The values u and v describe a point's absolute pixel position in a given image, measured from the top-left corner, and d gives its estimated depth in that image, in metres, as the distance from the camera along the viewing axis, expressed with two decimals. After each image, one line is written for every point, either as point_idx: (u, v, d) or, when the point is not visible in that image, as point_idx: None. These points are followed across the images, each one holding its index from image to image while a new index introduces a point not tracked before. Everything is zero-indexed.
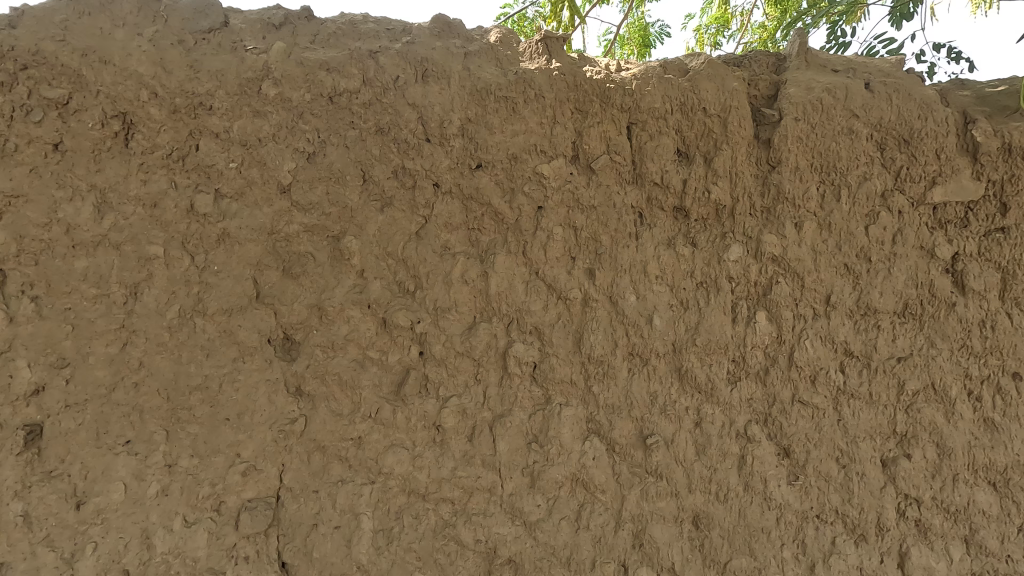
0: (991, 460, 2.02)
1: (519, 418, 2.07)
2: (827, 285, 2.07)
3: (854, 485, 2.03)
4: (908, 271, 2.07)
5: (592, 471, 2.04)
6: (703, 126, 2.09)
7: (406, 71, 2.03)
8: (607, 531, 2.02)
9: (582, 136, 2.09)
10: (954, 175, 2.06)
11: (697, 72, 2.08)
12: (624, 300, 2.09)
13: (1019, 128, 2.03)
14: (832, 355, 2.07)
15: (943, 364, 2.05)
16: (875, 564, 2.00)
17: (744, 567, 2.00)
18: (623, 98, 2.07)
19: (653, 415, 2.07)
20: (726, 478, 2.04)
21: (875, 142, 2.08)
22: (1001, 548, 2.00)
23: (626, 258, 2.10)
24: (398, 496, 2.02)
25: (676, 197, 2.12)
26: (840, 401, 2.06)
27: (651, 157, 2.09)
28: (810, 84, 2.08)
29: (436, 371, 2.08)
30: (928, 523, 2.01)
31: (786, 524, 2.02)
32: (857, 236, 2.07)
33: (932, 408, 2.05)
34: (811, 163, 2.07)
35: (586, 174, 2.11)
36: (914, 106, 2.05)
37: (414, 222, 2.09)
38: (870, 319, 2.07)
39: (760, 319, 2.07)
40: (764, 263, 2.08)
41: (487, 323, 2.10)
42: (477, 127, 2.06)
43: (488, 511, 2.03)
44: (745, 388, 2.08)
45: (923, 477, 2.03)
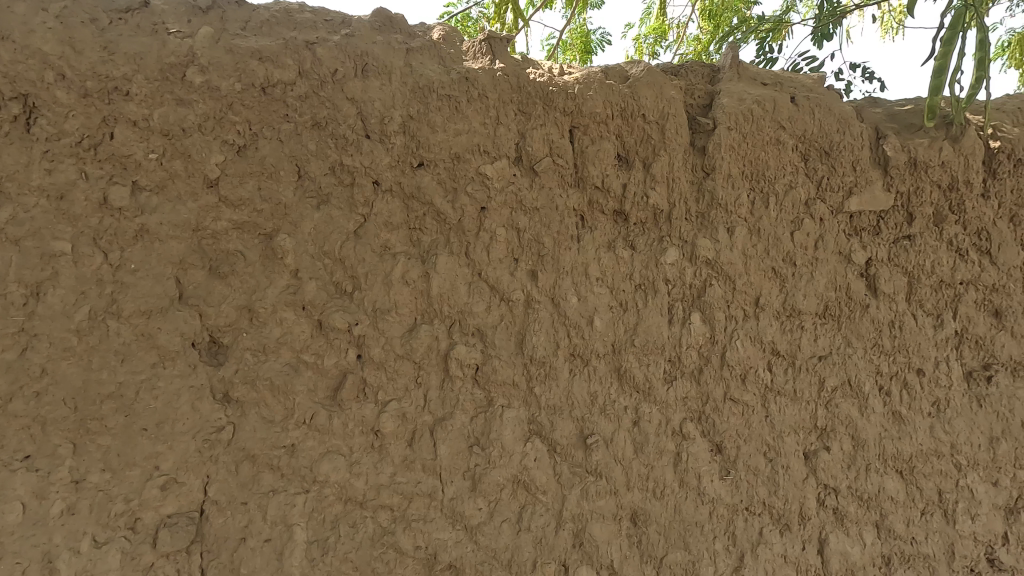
0: (898, 450, 2.18)
1: (460, 422, 2.05)
2: (756, 288, 2.17)
3: (780, 477, 2.14)
4: (828, 275, 2.21)
5: (533, 472, 2.04)
6: (642, 132, 2.14)
7: (344, 64, 1.96)
8: (547, 532, 2.03)
9: (526, 137, 2.09)
10: (868, 186, 2.22)
11: (637, 79, 2.13)
12: (566, 301, 2.10)
13: (924, 144, 2.22)
14: (760, 355, 2.17)
15: (857, 361, 2.20)
16: (797, 551, 2.12)
17: (679, 561, 2.07)
18: (566, 101, 2.09)
19: (593, 415, 2.10)
20: (663, 474, 2.10)
21: (800, 153, 2.20)
22: (908, 531, 2.17)
23: (568, 259, 2.12)
24: (335, 505, 1.95)
25: (616, 201, 2.16)
26: (767, 398, 2.16)
27: (592, 161, 2.12)
28: (741, 95, 2.18)
29: (375, 375, 2.02)
30: (844, 511, 2.15)
31: (718, 517, 2.10)
32: (784, 241, 2.19)
33: (848, 403, 2.19)
34: (741, 171, 2.17)
35: (529, 175, 2.12)
36: (834, 120, 2.19)
37: (352, 220, 2.03)
38: (794, 320, 2.19)
39: (695, 320, 2.14)
40: (699, 266, 2.16)
41: (428, 325, 2.06)
42: (419, 125, 2.02)
43: (428, 516, 1.99)
44: (681, 387, 2.15)
45: (840, 468, 2.16)
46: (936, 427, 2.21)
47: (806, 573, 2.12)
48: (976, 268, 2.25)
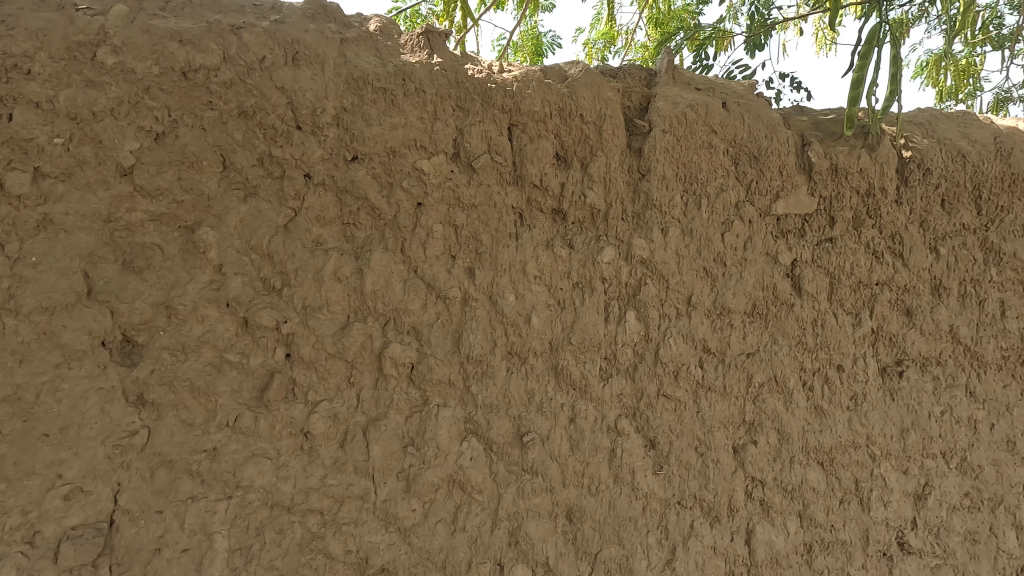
0: (819, 442, 2.29)
1: (394, 422, 2.01)
2: (688, 287, 2.23)
3: (710, 471, 2.20)
4: (757, 275, 2.29)
5: (469, 472, 2.02)
6: (580, 132, 2.17)
7: (273, 50, 1.89)
8: (483, 531, 2.02)
9: (463, 134, 2.08)
10: (793, 191, 2.32)
11: (575, 80, 2.15)
12: (504, 299, 2.10)
13: (844, 152, 2.34)
14: (692, 352, 2.23)
15: (783, 357, 2.30)
16: (726, 542, 2.19)
17: (613, 556, 2.09)
18: (504, 99, 2.09)
19: (529, 412, 2.10)
20: (598, 471, 2.12)
21: (731, 157, 2.28)
22: (827, 519, 2.27)
23: (506, 257, 2.11)
24: (260, 510, 1.86)
25: (554, 200, 2.17)
26: (699, 394, 2.23)
27: (531, 159, 2.13)
28: (676, 99, 2.24)
29: (305, 374, 1.96)
30: (770, 502, 2.24)
31: (651, 512, 2.14)
32: (715, 242, 2.26)
33: (774, 398, 2.28)
34: (676, 173, 2.23)
35: (466, 172, 2.10)
36: (762, 126, 2.28)
37: (282, 214, 1.96)
38: (724, 318, 2.26)
39: (630, 318, 2.18)
40: (634, 265, 2.20)
41: (361, 323, 2.01)
42: (353, 117, 1.97)
43: (360, 519, 1.94)
44: (617, 384, 2.18)
45: (767, 461, 2.25)
46: (854, 420, 2.33)
47: (734, 563, 2.19)
48: (890, 270, 2.39)
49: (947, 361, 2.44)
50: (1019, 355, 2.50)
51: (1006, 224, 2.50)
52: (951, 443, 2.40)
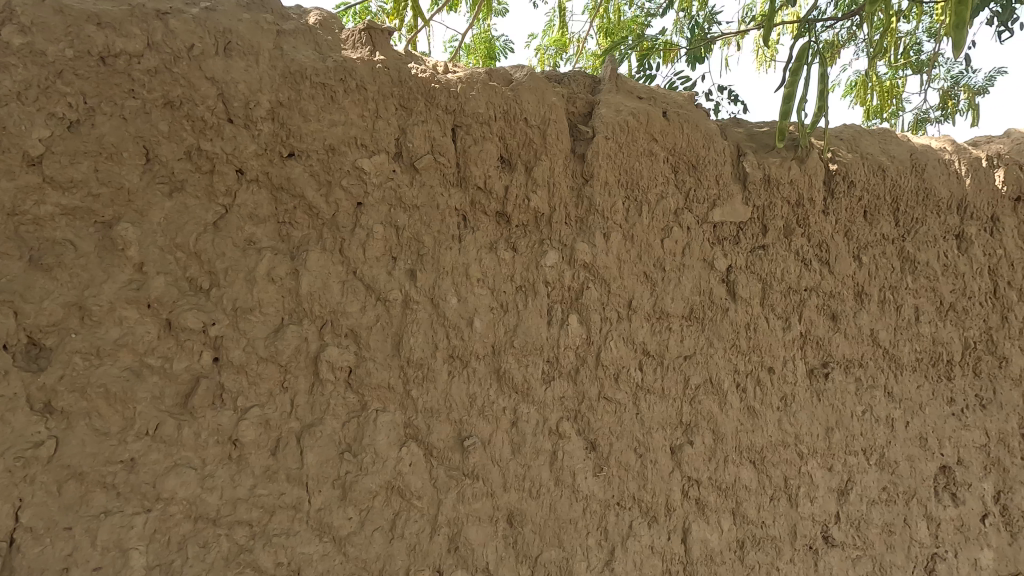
0: (751, 442, 2.38)
1: (330, 428, 1.95)
2: (629, 291, 2.27)
3: (648, 472, 2.24)
4: (694, 280, 2.36)
5: (408, 478, 1.99)
6: (525, 136, 2.17)
7: (203, 39, 1.80)
8: (421, 538, 1.98)
9: (406, 134, 2.05)
10: (729, 199, 2.41)
11: (520, 84, 2.17)
12: (445, 302, 2.07)
13: (775, 163, 2.46)
14: (632, 355, 2.27)
15: (718, 360, 2.38)
16: (663, 541, 2.23)
17: (553, 559, 2.10)
18: (448, 100, 2.08)
19: (471, 416, 2.09)
20: (539, 474, 2.13)
21: (671, 165, 2.34)
22: (758, 516, 2.36)
23: (448, 259, 2.09)
24: (182, 524, 1.76)
25: (498, 203, 2.16)
26: (638, 396, 2.27)
27: (474, 162, 2.12)
28: (619, 106, 2.29)
29: (235, 380, 1.87)
30: (704, 500, 2.31)
31: (591, 514, 2.17)
32: (655, 247, 2.31)
33: (710, 400, 2.35)
34: (618, 180, 2.27)
35: (409, 173, 2.07)
36: (700, 136, 2.36)
37: (211, 211, 1.87)
38: (663, 322, 2.32)
39: (572, 322, 2.20)
40: (577, 269, 2.22)
41: (296, 325, 1.94)
42: (289, 112, 1.90)
43: (292, 530, 1.86)
44: (558, 387, 2.19)
45: (703, 460, 2.31)
46: (784, 420, 2.43)
47: (671, 562, 2.23)
48: (817, 276, 2.52)
49: (868, 363, 2.59)
50: (931, 357, 2.68)
51: (920, 234, 2.69)
52: (871, 441, 2.55)
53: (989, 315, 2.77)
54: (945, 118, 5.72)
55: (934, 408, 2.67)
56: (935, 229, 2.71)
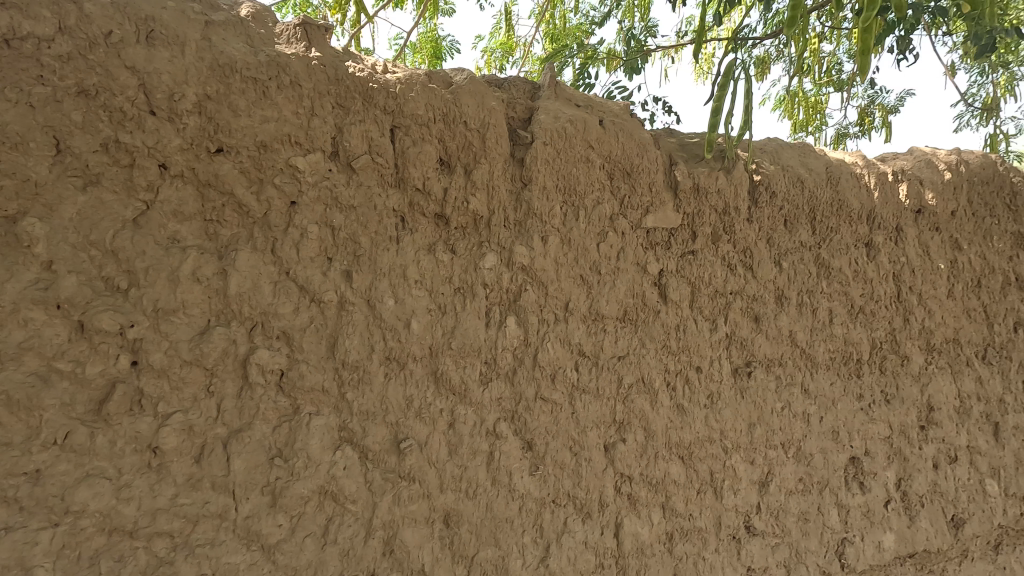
0: (679, 438, 2.49)
1: (260, 432, 1.89)
2: (566, 294, 2.33)
3: (583, 469, 2.31)
4: (629, 284, 2.45)
5: (342, 482, 1.96)
6: (464, 139, 2.19)
7: (122, 26, 1.73)
8: (355, 543, 1.96)
9: (343, 132, 2.02)
10: (661, 206, 2.52)
11: (459, 87, 2.19)
12: (382, 303, 2.06)
13: (705, 173, 2.60)
14: (568, 356, 2.33)
15: (650, 360, 2.47)
16: (597, 536, 2.30)
17: (489, 558, 2.12)
18: (386, 100, 2.07)
19: (407, 419, 2.08)
20: (476, 474, 2.14)
21: (607, 172, 2.42)
22: (686, 509, 2.48)
23: (386, 261, 2.08)
24: (95, 538, 1.66)
25: (437, 205, 2.17)
26: (574, 396, 2.33)
27: (413, 163, 2.12)
28: (557, 113, 2.35)
29: (155, 384, 1.78)
30: (636, 496, 2.39)
31: (527, 512, 2.21)
32: (591, 251, 2.38)
33: (642, 398, 2.44)
34: (556, 185, 2.33)
35: (345, 173, 2.05)
36: (634, 144, 2.46)
37: (131, 208, 1.79)
38: (598, 324, 2.39)
39: (510, 323, 2.23)
40: (515, 271, 2.26)
41: (224, 327, 1.87)
42: (218, 106, 1.84)
43: (217, 540, 1.80)
44: (496, 388, 2.22)
45: (635, 457, 2.40)
46: (710, 417, 2.56)
47: (604, 556, 2.31)
48: (741, 281, 2.67)
49: (787, 362, 2.76)
50: (843, 356, 2.90)
51: (834, 242, 2.90)
52: (789, 435, 2.72)
53: (893, 317, 3.02)
54: (862, 134, 6.18)
55: (845, 404, 2.88)
56: (847, 238, 2.93)
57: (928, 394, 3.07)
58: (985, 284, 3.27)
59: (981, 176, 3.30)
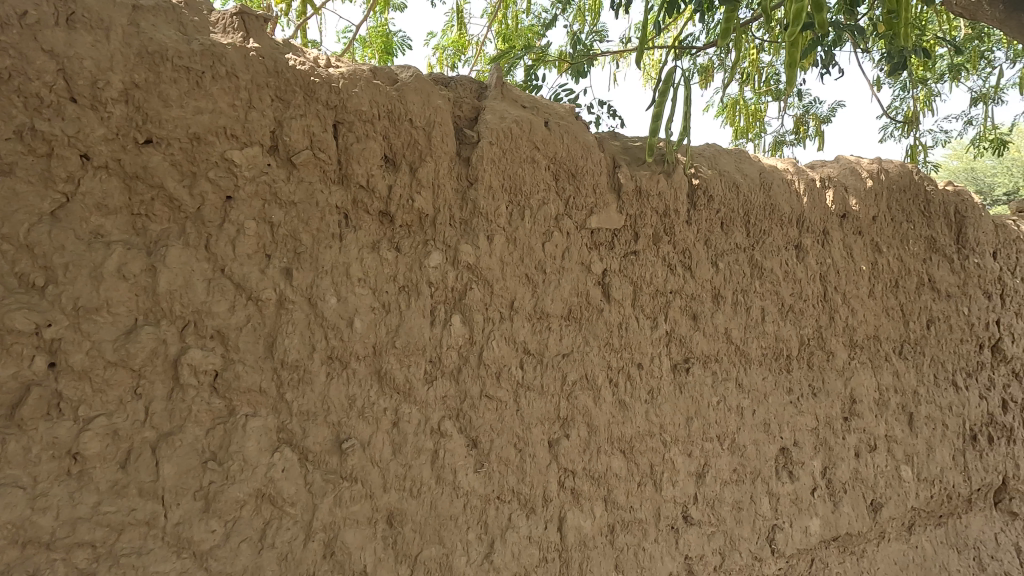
0: (621, 433, 2.57)
1: (192, 436, 1.82)
2: (511, 292, 2.36)
3: (527, 465, 2.34)
4: (573, 283, 2.50)
5: (280, 484, 1.91)
6: (409, 137, 2.18)
7: (39, 7, 1.64)
8: (294, 546, 1.92)
9: (282, 127, 1.97)
10: (605, 208, 2.58)
11: (405, 84, 2.17)
12: (324, 302, 2.02)
13: (647, 176, 2.68)
14: (513, 354, 2.35)
15: (594, 357, 2.53)
16: (540, 531, 2.34)
17: (433, 556, 2.12)
18: (329, 95, 2.03)
19: (350, 418, 2.05)
20: (420, 473, 2.14)
21: (552, 173, 2.47)
22: (627, 501, 2.56)
23: (327, 258, 2.04)
24: (6, 551, 1.56)
25: (381, 202, 2.15)
26: (519, 393, 2.36)
27: (356, 159, 2.09)
28: (503, 113, 2.38)
29: (76, 387, 1.69)
30: (579, 490, 2.45)
31: (471, 509, 2.22)
32: (536, 250, 2.42)
33: (585, 395, 2.50)
34: (502, 184, 2.35)
35: (285, 167, 2.00)
36: (579, 146, 2.51)
37: (48, 199, 1.69)
38: (543, 322, 2.43)
39: (455, 322, 2.24)
40: (460, 270, 2.27)
41: (153, 326, 1.79)
42: (147, 95, 1.77)
43: (144, 548, 1.72)
44: (441, 386, 2.22)
45: (578, 452, 2.46)
46: (650, 411, 2.65)
47: (547, 550, 2.35)
48: (680, 280, 2.77)
49: (723, 359, 2.89)
50: (774, 352, 3.06)
51: (767, 245, 3.05)
52: (724, 427, 2.85)
53: (820, 316, 3.21)
54: (798, 141, 6.52)
55: (776, 397, 3.04)
56: (778, 240, 3.09)
57: (851, 387, 3.29)
58: (901, 285, 3.53)
59: (898, 184, 3.56)
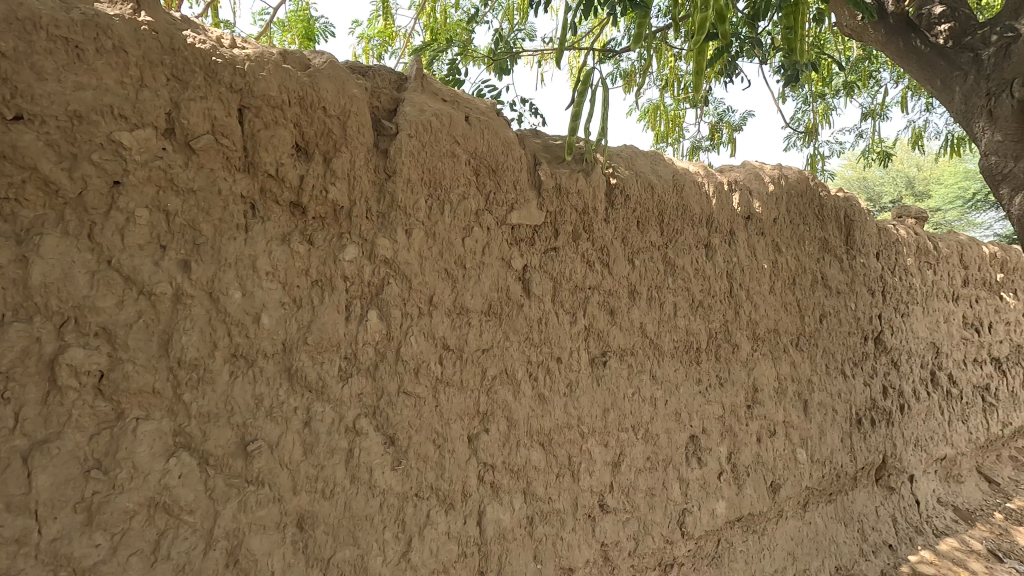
0: (539, 426, 2.61)
1: (72, 442, 1.67)
2: (430, 287, 2.33)
3: (446, 461, 2.33)
4: (493, 278, 2.51)
5: (177, 491, 1.79)
6: (323, 125, 2.10)
7: None
8: (193, 556, 1.80)
9: (180, 108, 1.84)
10: (525, 204, 2.61)
11: (317, 70, 2.09)
12: (227, 297, 1.91)
13: (567, 174, 2.74)
14: (432, 349, 2.33)
15: (513, 352, 2.56)
16: (459, 526, 2.34)
17: (347, 558, 2.06)
18: (233, 77, 1.92)
19: (257, 419, 1.95)
20: (333, 473, 2.07)
21: (473, 168, 2.47)
22: (546, 492, 2.61)
23: (231, 251, 1.93)
24: None
25: (291, 192, 2.06)
26: (438, 389, 2.34)
27: (264, 147, 2.00)
28: (422, 106, 2.35)
29: None
30: (498, 483, 2.47)
31: (388, 507, 2.18)
32: (456, 245, 2.40)
33: (505, 389, 2.52)
34: (421, 178, 2.32)
35: (183, 152, 1.87)
36: (499, 142, 2.52)
37: None
38: (463, 317, 2.43)
39: (371, 317, 2.19)
40: (377, 264, 2.21)
41: (25, 323, 1.63)
42: (17, 67, 1.61)
43: (12, 569, 1.56)
44: (356, 383, 2.16)
45: (497, 446, 2.47)
46: (568, 404, 2.72)
47: (466, 544, 2.35)
48: (598, 276, 2.86)
49: (638, 352, 3.02)
50: (685, 345, 3.23)
51: (679, 243, 3.21)
52: (638, 418, 2.97)
53: (727, 310, 3.42)
54: (713, 148, 6.90)
55: (686, 388, 3.21)
56: (690, 239, 3.26)
57: (753, 377, 3.53)
58: (798, 282, 3.83)
59: (796, 189, 3.86)
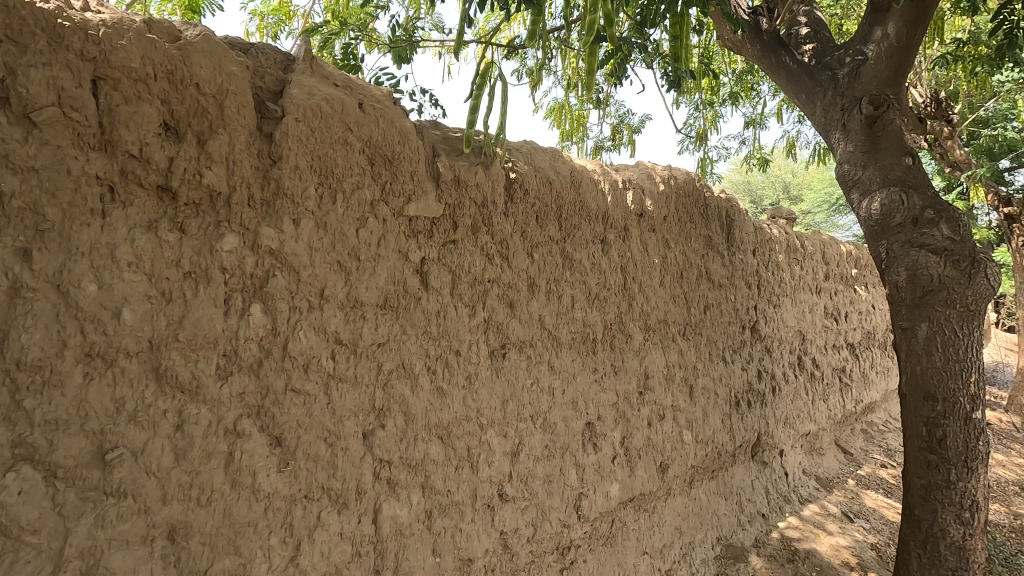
0: (438, 419, 2.60)
1: None
2: (321, 280, 2.23)
3: (339, 460, 2.25)
4: (389, 271, 2.45)
5: (15, 510, 1.58)
6: (196, 104, 1.94)
7: None
8: None
9: (16, 75, 1.62)
10: (423, 196, 2.58)
11: (189, 43, 1.92)
12: (78, 290, 1.71)
13: (465, 166, 2.74)
14: (323, 344, 2.23)
15: (411, 346, 2.52)
16: (353, 525, 2.27)
17: (226, 568, 1.93)
18: (85, 44, 1.72)
19: (117, 425, 1.77)
20: (210, 479, 1.93)
21: (367, 157, 2.39)
22: (444, 485, 2.60)
23: (84, 238, 1.74)
24: None
25: (159, 175, 1.88)
26: (329, 385, 2.25)
27: (124, 124, 1.81)
28: (311, 90, 2.23)
29: None
30: (395, 480, 2.43)
31: (274, 512, 2.06)
32: (349, 236, 2.32)
33: (402, 383, 2.48)
34: (310, 165, 2.20)
35: (21, 125, 1.65)
36: (395, 132, 2.46)
37: None
38: (357, 311, 2.35)
39: (254, 312, 2.05)
40: (261, 255, 2.08)
41: None
42: None
43: None
44: (237, 382, 2.02)
45: (394, 442, 2.43)
46: (468, 396, 2.72)
47: (360, 544, 2.29)
48: (497, 270, 2.89)
49: (537, 343, 3.09)
50: (582, 336, 3.35)
51: (576, 238, 3.32)
52: (537, 407, 3.05)
53: (621, 303, 3.59)
54: (615, 147, 7.21)
55: (583, 376, 3.34)
56: (587, 234, 3.38)
57: (645, 364, 3.74)
58: (686, 276, 4.11)
59: (683, 189, 4.13)
